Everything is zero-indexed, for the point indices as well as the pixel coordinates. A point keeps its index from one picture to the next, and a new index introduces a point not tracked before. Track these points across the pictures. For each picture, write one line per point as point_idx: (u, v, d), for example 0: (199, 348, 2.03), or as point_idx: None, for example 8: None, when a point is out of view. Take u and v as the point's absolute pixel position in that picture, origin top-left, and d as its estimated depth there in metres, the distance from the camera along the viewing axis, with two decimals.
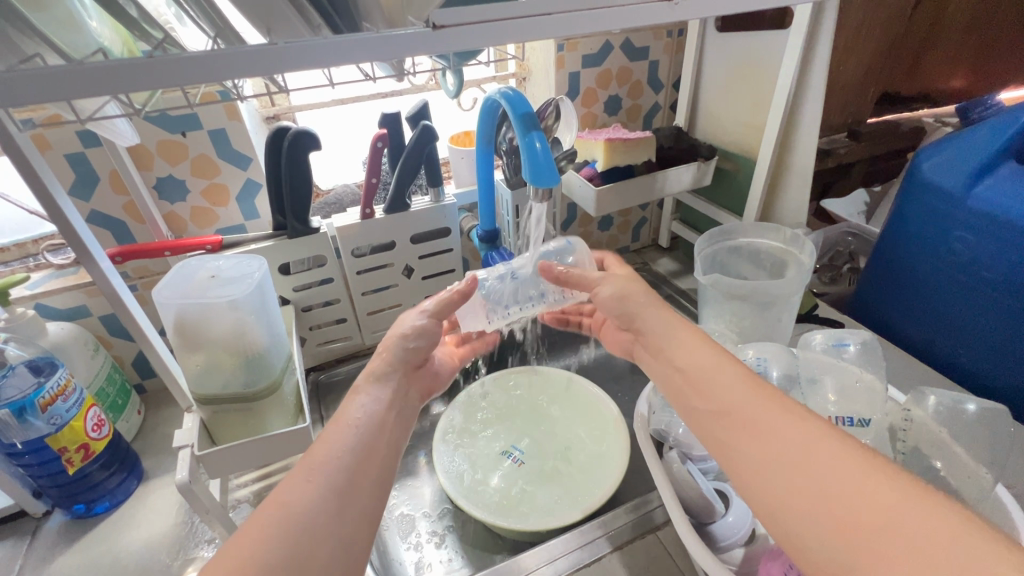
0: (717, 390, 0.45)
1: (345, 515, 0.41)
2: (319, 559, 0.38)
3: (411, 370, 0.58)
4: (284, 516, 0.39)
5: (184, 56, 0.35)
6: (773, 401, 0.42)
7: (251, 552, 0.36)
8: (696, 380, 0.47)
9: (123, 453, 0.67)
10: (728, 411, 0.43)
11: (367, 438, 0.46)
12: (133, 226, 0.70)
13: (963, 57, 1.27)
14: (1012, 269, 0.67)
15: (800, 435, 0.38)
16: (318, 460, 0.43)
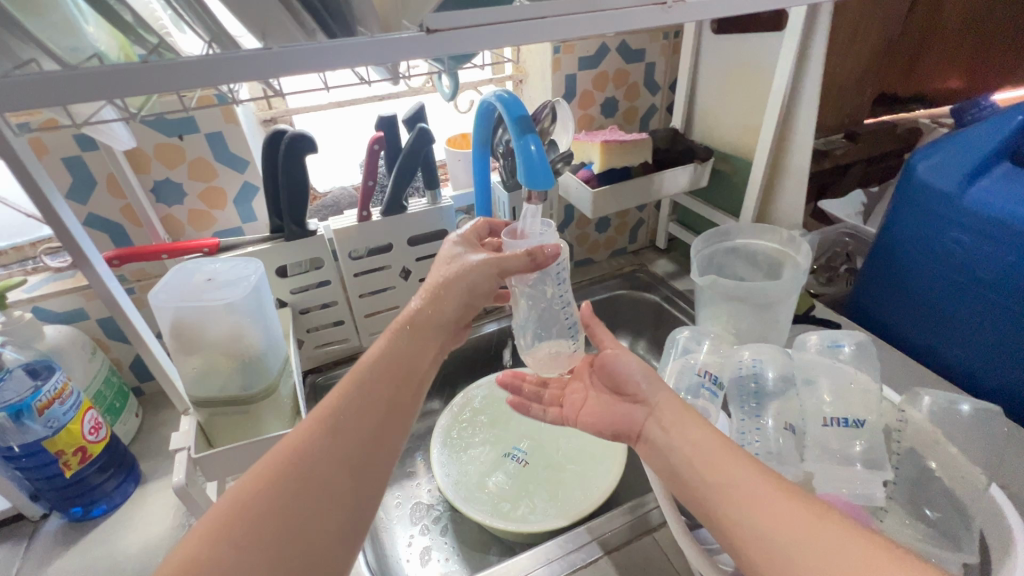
0: (733, 478, 0.39)
1: (359, 473, 0.41)
2: (328, 515, 0.38)
3: (461, 320, 0.55)
4: (296, 468, 0.39)
5: (179, 61, 0.35)
6: (797, 499, 0.37)
7: (259, 502, 0.36)
8: (707, 461, 0.41)
9: (120, 456, 0.67)
10: (747, 506, 0.37)
11: (393, 392, 0.46)
12: (130, 230, 0.70)
13: (959, 58, 1.27)
14: (1007, 269, 0.68)
15: (837, 549, 0.33)
16: (338, 412, 0.43)
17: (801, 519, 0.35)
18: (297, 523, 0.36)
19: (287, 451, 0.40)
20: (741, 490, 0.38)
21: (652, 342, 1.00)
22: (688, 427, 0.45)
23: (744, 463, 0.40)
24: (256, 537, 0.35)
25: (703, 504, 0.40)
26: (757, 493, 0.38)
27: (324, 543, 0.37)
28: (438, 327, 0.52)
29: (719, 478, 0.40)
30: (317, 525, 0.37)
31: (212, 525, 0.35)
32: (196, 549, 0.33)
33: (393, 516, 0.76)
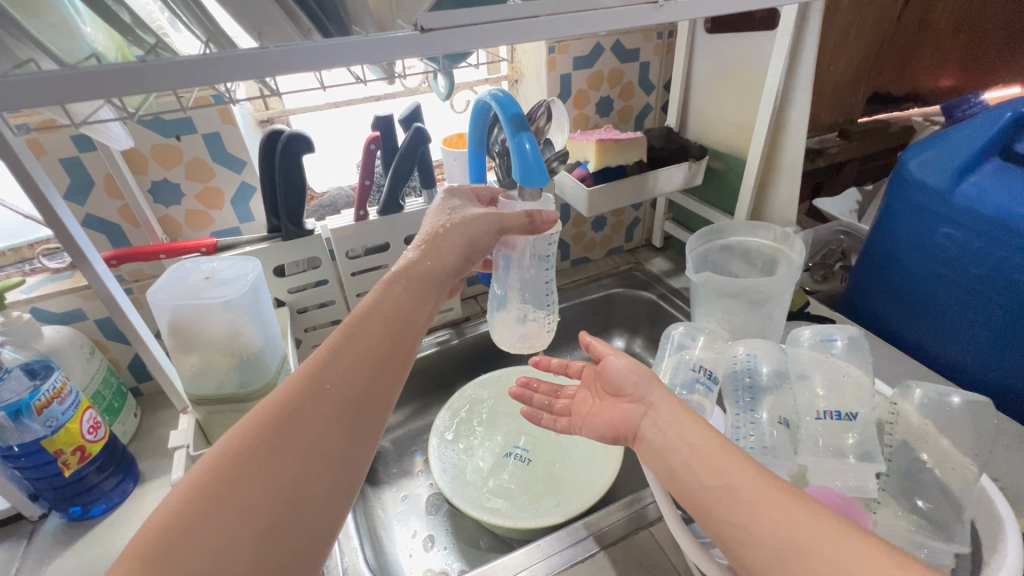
0: (735, 485, 0.39)
1: (348, 430, 0.41)
2: (316, 471, 0.38)
3: (460, 273, 0.55)
4: (283, 427, 0.38)
5: (176, 61, 0.36)
6: (800, 506, 0.36)
7: (247, 458, 0.36)
8: (708, 468, 0.41)
9: (119, 455, 0.68)
10: (749, 512, 0.37)
11: (385, 348, 0.45)
12: (128, 230, 0.70)
13: (951, 57, 1.28)
14: (998, 264, 0.68)
15: (835, 551, 0.33)
16: (326, 369, 0.42)
17: (799, 522, 0.35)
18: (285, 480, 0.37)
19: (274, 407, 0.39)
20: (743, 497, 0.38)
21: (647, 339, 1.01)
22: (683, 420, 0.46)
23: (746, 469, 0.40)
24: (244, 493, 0.35)
25: (703, 508, 0.41)
26: (760, 500, 0.37)
27: (313, 499, 0.37)
28: (434, 282, 0.52)
29: (721, 485, 0.40)
30: (306, 482, 0.37)
31: (200, 482, 0.35)
32: (186, 502, 0.34)
33: (392, 513, 0.77)
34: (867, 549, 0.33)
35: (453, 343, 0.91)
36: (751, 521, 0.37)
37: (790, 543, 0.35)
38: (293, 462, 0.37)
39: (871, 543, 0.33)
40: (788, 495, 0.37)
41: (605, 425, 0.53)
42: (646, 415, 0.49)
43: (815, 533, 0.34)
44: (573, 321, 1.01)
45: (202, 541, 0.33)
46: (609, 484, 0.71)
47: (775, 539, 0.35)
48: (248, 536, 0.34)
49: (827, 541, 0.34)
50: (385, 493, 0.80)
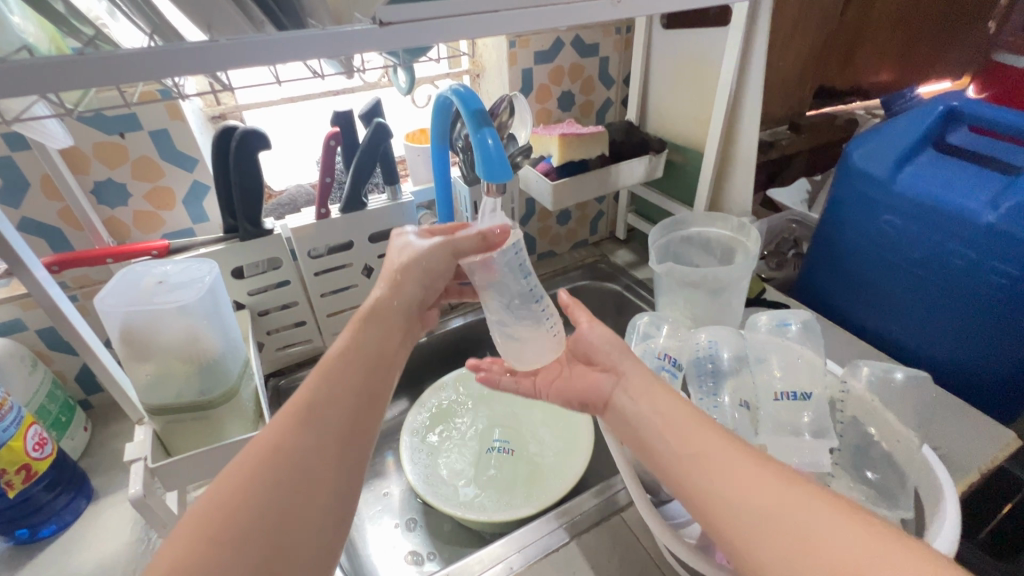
0: (706, 452, 0.40)
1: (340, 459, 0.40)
2: (314, 505, 0.37)
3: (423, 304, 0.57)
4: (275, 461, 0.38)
5: (120, 54, 0.34)
6: (766, 467, 0.38)
7: (241, 497, 0.35)
8: (679, 437, 0.42)
9: (69, 472, 0.64)
10: (723, 478, 0.38)
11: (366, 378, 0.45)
12: (70, 234, 0.66)
13: (889, 54, 1.36)
14: (934, 248, 0.73)
15: (801, 509, 0.35)
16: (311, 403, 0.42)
17: (769, 485, 0.37)
18: (282, 512, 0.36)
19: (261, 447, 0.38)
20: (713, 464, 0.39)
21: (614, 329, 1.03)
22: (653, 405, 0.47)
23: (716, 438, 0.41)
24: (244, 533, 0.34)
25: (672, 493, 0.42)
26: (729, 464, 0.39)
27: (313, 533, 0.37)
28: (399, 314, 0.52)
29: (692, 453, 0.41)
30: (304, 515, 0.37)
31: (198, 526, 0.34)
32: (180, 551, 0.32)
33: (364, 515, 0.76)
34: (831, 506, 0.34)
35: (422, 341, 0.91)
36: (720, 485, 0.38)
37: (755, 502, 0.36)
38: (292, 496, 0.37)
39: (834, 501, 0.35)
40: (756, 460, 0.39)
41: (575, 393, 0.54)
42: (617, 385, 0.50)
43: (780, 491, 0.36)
44: None
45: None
46: (582, 471, 0.72)
47: (741, 501, 0.37)
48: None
49: (791, 499, 0.35)
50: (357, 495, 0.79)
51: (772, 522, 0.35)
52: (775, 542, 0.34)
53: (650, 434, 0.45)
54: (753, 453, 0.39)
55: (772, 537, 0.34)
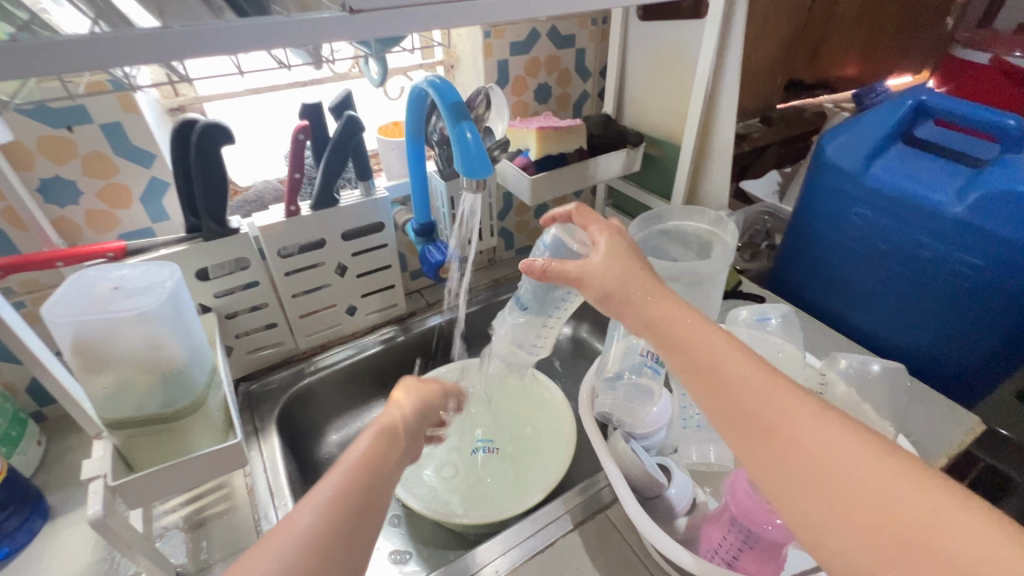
0: (756, 396, 0.38)
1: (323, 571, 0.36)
2: None
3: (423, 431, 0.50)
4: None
5: (59, 40, 0.31)
6: (836, 426, 0.35)
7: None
8: (719, 383, 0.40)
9: (21, 491, 0.60)
10: (791, 449, 0.35)
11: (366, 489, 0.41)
12: (14, 235, 0.61)
13: (854, 48, 1.39)
14: (904, 240, 0.75)
15: (879, 481, 0.32)
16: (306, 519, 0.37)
17: (843, 458, 0.33)
18: None
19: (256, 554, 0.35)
20: (762, 412, 0.37)
21: (593, 324, 1.03)
22: None
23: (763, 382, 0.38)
24: None
25: None
26: (782, 416, 0.36)
27: None
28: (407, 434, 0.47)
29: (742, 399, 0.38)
30: None
31: None
32: None
33: None
34: (912, 479, 0.32)
35: (399, 340, 0.89)
36: (768, 436, 0.36)
37: (809, 457, 0.34)
38: None
39: (914, 473, 0.32)
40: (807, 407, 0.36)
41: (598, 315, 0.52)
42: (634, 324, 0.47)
43: (836, 446, 0.34)
44: None
45: None
46: (565, 468, 0.72)
47: (790, 456, 0.35)
48: None
49: (845, 448, 0.34)
50: None
51: (824, 479, 0.33)
52: (855, 518, 0.32)
53: (702, 395, 0.41)
54: (823, 417, 0.36)
55: (826, 488, 0.33)
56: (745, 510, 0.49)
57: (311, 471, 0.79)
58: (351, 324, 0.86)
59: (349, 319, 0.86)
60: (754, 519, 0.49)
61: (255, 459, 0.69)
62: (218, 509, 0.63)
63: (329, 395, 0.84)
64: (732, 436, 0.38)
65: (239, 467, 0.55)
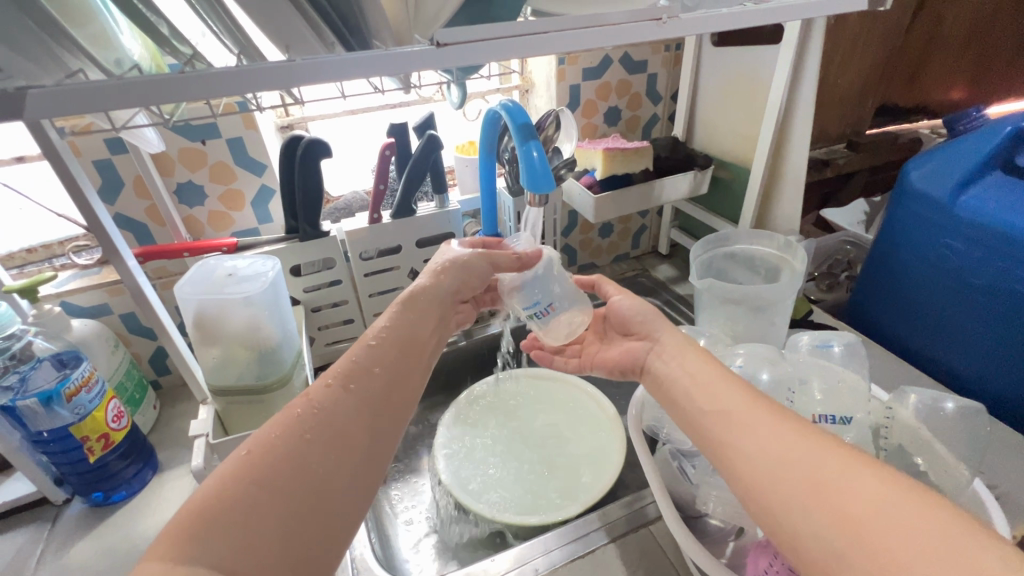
0: (753, 426, 0.41)
1: (365, 459, 0.42)
2: (336, 472, 0.39)
3: (453, 299, 0.60)
4: (272, 473, 0.37)
5: (208, 73, 0.38)
6: (785, 421, 0.40)
7: (279, 448, 0.38)
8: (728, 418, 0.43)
9: (139, 444, 0.71)
10: (747, 436, 0.40)
11: (397, 364, 0.48)
12: (154, 229, 0.74)
13: (961, 71, 1.30)
14: (1000, 275, 0.69)
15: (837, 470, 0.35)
16: (303, 436, 0.39)
17: (789, 447, 0.38)
18: (319, 468, 0.39)
19: (240, 467, 0.36)
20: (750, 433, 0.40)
21: None
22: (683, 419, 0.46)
23: (740, 400, 0.43)
24: (272, 457, 0.37)
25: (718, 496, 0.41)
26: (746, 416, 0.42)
27: (334, 493, 0.39)
28: (435, 306, 0.56)
29: (722, 429, 0.43)
30: (320, 473, 0.38)
31: (261, 455, 0.37)
32: (277, 429, 0.39)
33: (398, 509, 0.78)
34: (849, 462, 0.35)
35: (461, 345, 0.94)
36: (755, 460, 0.39)
37: (766, 470, 0.38)
38: (333, 454, 0.40)
39: (870, 468, 0.35)
40: (781, 424, 0.40)
41: (615, 363, 0.60)
42: (652, 350, 0.55)
43: (802, 442, 0.38)
44: None
45: (265, 467, 0.37)
46: (612, 482, 0.73)
47: (780, 470, 0.37)
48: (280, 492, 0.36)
49: (809, 454, 0.37)
50: (393, 490, 0.81)
51: (797, 482, 0.36)
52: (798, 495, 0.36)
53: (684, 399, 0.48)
54: (790, 425, 0.40)
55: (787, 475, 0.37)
56: None
57: None
58: None
59: None
60: None
61: None
62: None
63: None
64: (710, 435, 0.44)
65: None
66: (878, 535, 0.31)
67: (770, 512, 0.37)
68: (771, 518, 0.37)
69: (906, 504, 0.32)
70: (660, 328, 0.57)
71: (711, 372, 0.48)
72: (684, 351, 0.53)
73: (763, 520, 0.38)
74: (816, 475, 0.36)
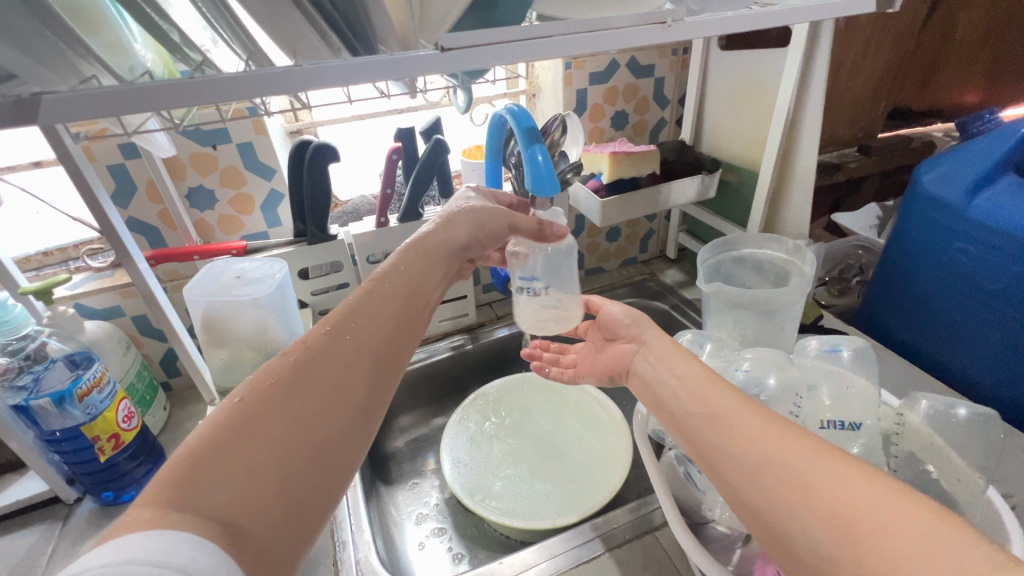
0: (742, 429, 0.40)
1: (361, 407, 0.40)
2: (334, 420, 0.38)
3: (465, 253, 0.58)
4: (268, 422, 0.36)
5: (216, 78, 0.39)
6: (776, 425, 0.40)
7: (275, 396, 0.37)
8: (717, 422, 0.42)
9: (149, 445, 0.72)
10: (736, 439, 0.40)
11: (397, 315, 0.46)
12: (166, 233, 0.75)
13: (975, 73, 1.28)
14: (1013, 280, 0.68)
15: (825, 472, 0.35)
16: (297, 384, 0.38)
17: (777, 449, 0.37)
18: (316, 415, 0.38)
19: (233, 414, 0.35)
20: (737, 436, 0.40)
21: None
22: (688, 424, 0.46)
23: (730, 404, 0.43)
24: (267, 405, 0.36)
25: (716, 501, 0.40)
26: (736, 420, 0.41)
27: (332, 442, 0.37)
28: (444, 261, 0.54)
29: (714, 430, 0.42)
30: (317, 422, 0.37)
31: (257, 404, 0.36)
32: (273, 378, 0.38)
33: (403, 512, 0.78)
34: (837, 465, 0.35)
35: (468, 348, 0.94)
36: (744, 463, 0.38)
37: (755, 473, 0.37)
38: (329, 401, 0.39)
39: (859, 470, 0.34)
40: (771, 427, 0.40)
41: (604, 365, 0.61)
42: (638, 352, 0.56)
43: (792, 444, 0.37)
44: None
45: (260, 414, 0.36)
46: (618, 487, 0.72)
47: (769, 474, 0.37)
48: (278, 440, 0.35)
49: (797, 457, 0.36)
50: (399, 493, 0.81)
51: (787, 484, 0.35)
52: (788, 499, 0.35)
53: (674, 404, 0.48)
54: (779, 428, 0.39)
55: (777, 477, 0.36)
56: None
57: (381, 460, 0.84)
58: None
59: None
60: None
61: None
62: None
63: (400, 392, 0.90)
64: (699, 440, 0.43)
65: None
66: (871, 538, 0.31)
67: (763, 518, 0.36)
68: (763, 524, 0.36)
69: (897, 508, 0.31)
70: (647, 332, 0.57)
71: (702, 375, 0.48)
72: (675, 357, 0.52)
73: (754, 526, 0.37)
74: (806, 478, 0.35)
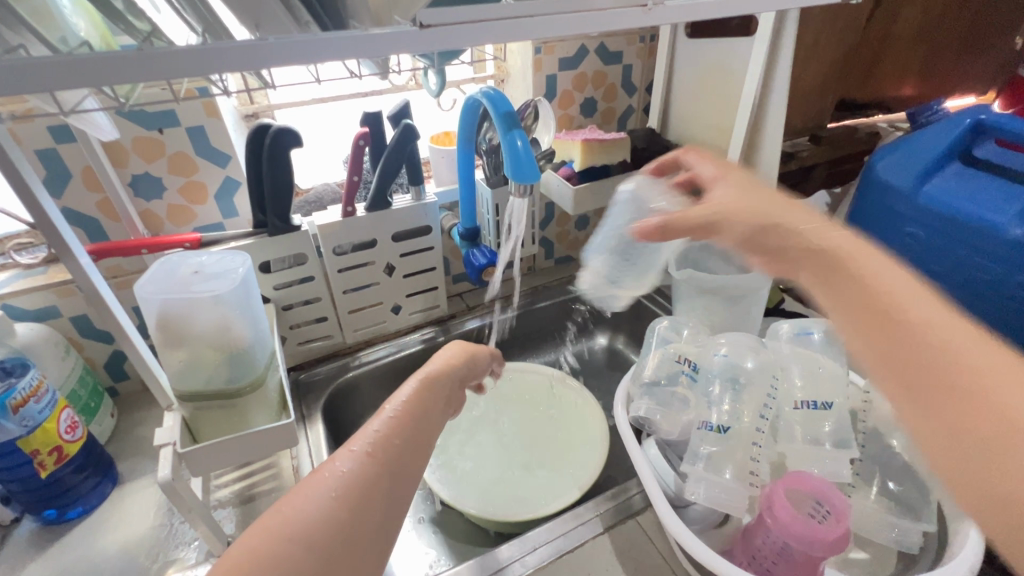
0: (914, 312, 0.36)
1: (392, 519, 0.38)
2: (367, 528, 0.36)
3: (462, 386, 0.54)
4: (300, 536, 0.34)
5: (167, 51, 0.35)
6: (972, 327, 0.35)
7: (307, 509, 0.35)
8: (878, 295, 0.38)
9: (97, 456, 0.66)
10: (905, 329, 0.36)
11: (420, 421, 0.44)
12: (107, 224, 0.68)
13: (912, 67, 1.35)
14: (959, 261, 0.72)
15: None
16: (351, 490, 0.37)
17: (966, 351, 0.33)
18: (346, 526, 0.35)
19: (264, 534, 0.33)
20: (907, 319, 0.36)
21: (630, 336, 1.03)
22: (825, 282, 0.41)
23: (901, 282, 0.38)
24: (299, 516, 0.35)
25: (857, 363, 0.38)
26: (908, 302, 0.37)
27: (365, 551, 0.35)
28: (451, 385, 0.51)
29: (878, 321, 0.37)
30: (349, 531, 0.35)
31: (288, 517, 0.34)
32: (303, 490, 0.36)
33: None
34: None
35: (439, 341, 0.92)
36: (909, 347, 0.35)
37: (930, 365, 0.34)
38: (361, 511, 0.36)
39: None
40: (961, 326, 0.35)
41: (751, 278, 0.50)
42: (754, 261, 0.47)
43: (983, 355, 0.33)
44: (558, 316, 1.03)
45: (291, 527, 0.34)
46: (596, 474, 0.73)
47: (947, 370, 0.33)
48: (310, 554, 0.33)
49: (986, 360, 0.33)
50: None
51: (951, 384, 0.33)
52: (951, 401, 0.32)
53: (813, 269, 0.43)
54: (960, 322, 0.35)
55: (951, 379, 0.33)
56: (781, 520, 0.49)
57: None
58: (395, 322, 0.90)
59: (394, 317, 0.90)
60: (787, 526, 0.48)
61: (302, 442, 0.73)
62: (266, 487, 0.68)
63: (371, 389, 0.87)
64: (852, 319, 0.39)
65: (289, 447, 0.59)
66: None
67: (926, 406, 0.33)
68: (917, 418, 0.34)
69: None
70: (787, 214, 0.46)
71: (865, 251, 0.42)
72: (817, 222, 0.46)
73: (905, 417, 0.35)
74: (986, 407, 0.31)
